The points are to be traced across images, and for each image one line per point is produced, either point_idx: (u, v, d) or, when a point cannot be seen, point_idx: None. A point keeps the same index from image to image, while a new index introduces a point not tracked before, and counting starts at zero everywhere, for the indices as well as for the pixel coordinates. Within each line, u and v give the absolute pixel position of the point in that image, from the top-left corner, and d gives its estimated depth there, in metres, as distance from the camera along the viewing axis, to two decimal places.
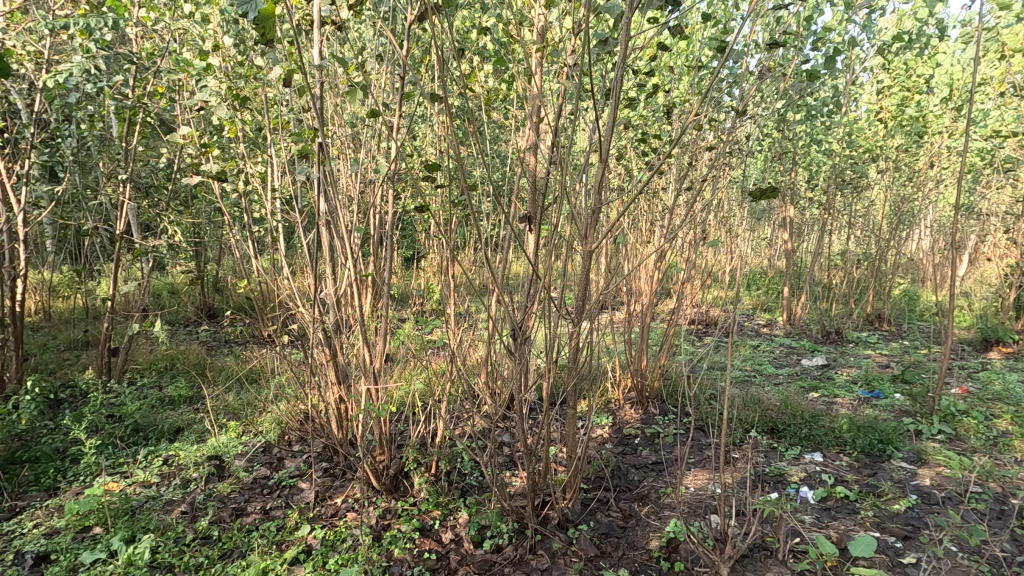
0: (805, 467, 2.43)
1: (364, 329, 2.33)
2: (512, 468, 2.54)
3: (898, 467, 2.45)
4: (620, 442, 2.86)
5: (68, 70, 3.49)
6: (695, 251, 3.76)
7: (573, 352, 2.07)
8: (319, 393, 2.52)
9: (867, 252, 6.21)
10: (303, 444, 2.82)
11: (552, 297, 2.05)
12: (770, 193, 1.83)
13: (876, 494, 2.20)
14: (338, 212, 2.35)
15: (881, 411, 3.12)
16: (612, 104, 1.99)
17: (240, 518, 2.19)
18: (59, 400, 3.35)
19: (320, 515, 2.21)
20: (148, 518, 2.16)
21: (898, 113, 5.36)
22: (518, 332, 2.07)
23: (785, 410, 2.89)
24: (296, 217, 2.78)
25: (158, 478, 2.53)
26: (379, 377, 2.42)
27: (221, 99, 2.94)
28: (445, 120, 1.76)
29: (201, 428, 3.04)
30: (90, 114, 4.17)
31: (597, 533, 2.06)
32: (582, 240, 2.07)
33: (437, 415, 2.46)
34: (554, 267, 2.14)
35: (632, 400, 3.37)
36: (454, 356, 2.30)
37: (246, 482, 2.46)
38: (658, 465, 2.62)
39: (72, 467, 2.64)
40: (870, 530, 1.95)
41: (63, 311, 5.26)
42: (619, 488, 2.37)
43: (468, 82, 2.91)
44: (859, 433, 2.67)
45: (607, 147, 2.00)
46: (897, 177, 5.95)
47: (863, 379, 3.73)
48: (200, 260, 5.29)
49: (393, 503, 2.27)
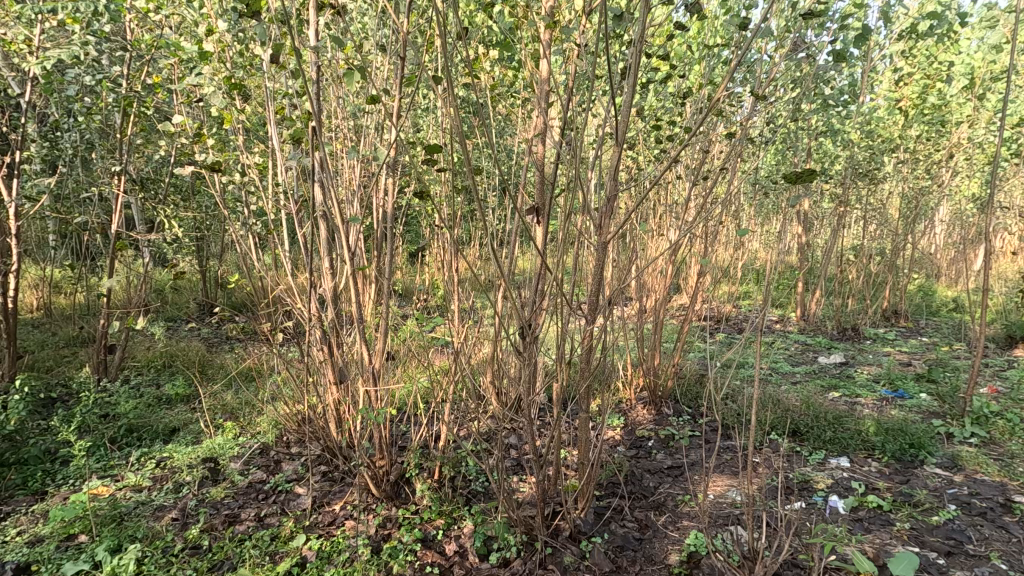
0: (832, 474, 2.29)
1: (363, 326, 2.20)
2: (520, 473, 2.42)
3: (932, 474, 2.30)
4: (633, 445, 2.72)
5: (60, 58, 3.36)
6: (709, 245, 3.61)
7: (587, 351, 1.93)
8: (317, 394, 2.39)
9: (884, 247, 6.02)
10: (301, 446, 2.70)
11: (564, 291, 1.91)
12: (807, 176, 1.67)
13: (912, 503, 2.06)
14: (335, 203, 2.22)
15: (907, 412, 2.97)
16: (629, 84, 1.84)
17: (233, 526, 2.08)
18: (52, 399, 3.26)
19: (317, 523, 2.10)
20: (136, 525, 2.06)
21: (919, 101, 5.18)
22: (527, 330, 1.93)
23: (807, 411, 2.76)
24: (293, 207, 2.65)
25: (150, 482, 2.42)
26: (380, 377, 2.30)
27: (215, 86, 2.80)
28: (451, 100, 1.62)
29: (197, 429, 2.94)
30: (86, 105, 4.05)
31: (612, 546, 1.93)
32: (597, 230, 1.91)
33: (441, 418, 2.33)
34: (566, 260, 2.00)
35: (644, 399, 3.24)
36: (459, 355, 2.17)
37: (242, 487, 2.35)
38: (675, 470, 2.48)
39: (62, 469, 2.54)
40: (909, 545, 1.80)
41: (63, 307, 5.18)
42: (634, 495, 2.24)
43: (473, 66, 2.76)
44: (889, 437, 2.52)
45: (624, 131, 1.85)
46: (915, 168, 5.76)
47: (885, 378, 3.57)
48: (201, 256, 5.20)
49: (394, 510, 2.15)
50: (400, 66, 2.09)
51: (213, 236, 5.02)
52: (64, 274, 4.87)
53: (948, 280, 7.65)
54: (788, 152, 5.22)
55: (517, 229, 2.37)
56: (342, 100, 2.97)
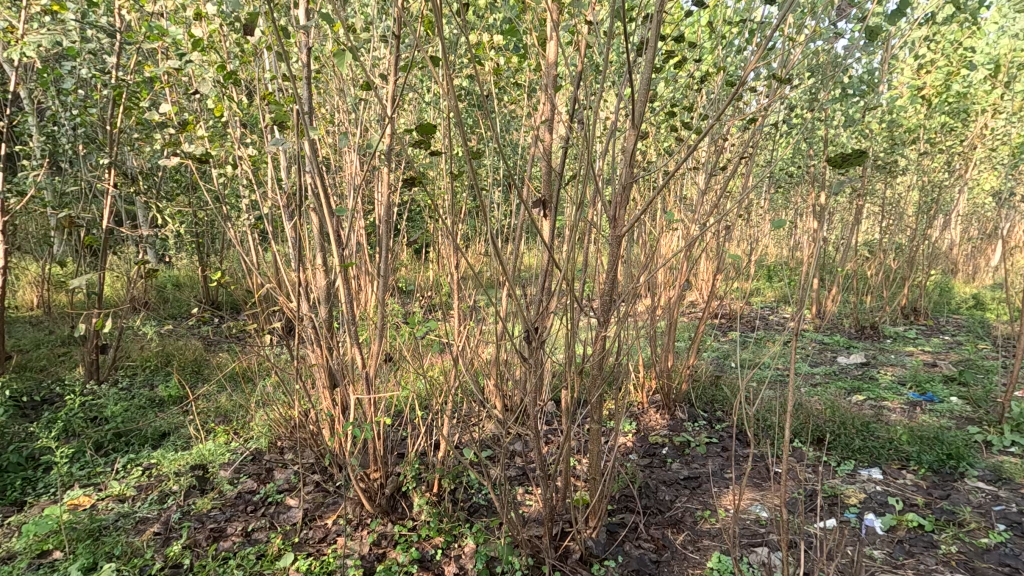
0: (864, 487, 2.13)
1: (355, 329, 2.02)
2: (525, 485, 2.27)
3: (975, 488, 2.13)
4: (647, 454, 2.57)
5: (45, 46, 3.19)
6: (726, 241, 3.40)
7: (599, 357, 1.75)
8: (309, 400, 2.23)
9: (901, 243, 5.80)
10: (295, 452, 2.56)
11: (573, 291, 1.73)
12: (855, 158, 1.49)
13: (957, 523, 1.89)
14: (324, 192, 2.04)
15: (940, 418, 2.79)
16: (649, 57, 1.62)
17: (217, 542, 1.95)
18: (40, 402, 3.14)
19: (307, 540, 1.96)
20: (115, 541, 1.93)
21: (944, 89, 4.91)
22: (532, 333, 1.76)
23: (833, 417, 2.59)
24: (283, 201, 2.47)
25: (135, 491, 2.29)
26: (374, 384, 2.10)
27: (205, 71, 2.60)
28: (449, 79, 1.44)
29: (188, 433, 2.81)
30: (81, 98, 3.87)
31: (627, 571, 1.77)
32: (611, 224, 1.70)
33: (441, 426, 2.17)
34: (575, 256, 1.82)
35: (657, 403, 3.07)
36: (458, 360, 2.00)
37: (230, 498, 2.22)
38: (691, 481, 2.32)
39: (43, 477, 2.43)
40: (958, 573, 1.64)
41: (62, 304, 5.07)
42: (649, 510, 2.09)
43: (476, 51, 2.56)
44: (923, 447, 2.36)
45: (641, 113, 1.65)
46: (936, 160, 5.51)
47: (912, 380, 3.39)
48: (200, 253, 5.08)
49: (389, 526, 2.01)
50: (396, 44, 1.89)
51: (211, 234, 4.88)
52: (59, 271, 4.75)
53: (964, 278, 7.44)
54: (802, 143, 4.97)
55: (522, 224, 2.20)
56: (338, 87, 2.79)
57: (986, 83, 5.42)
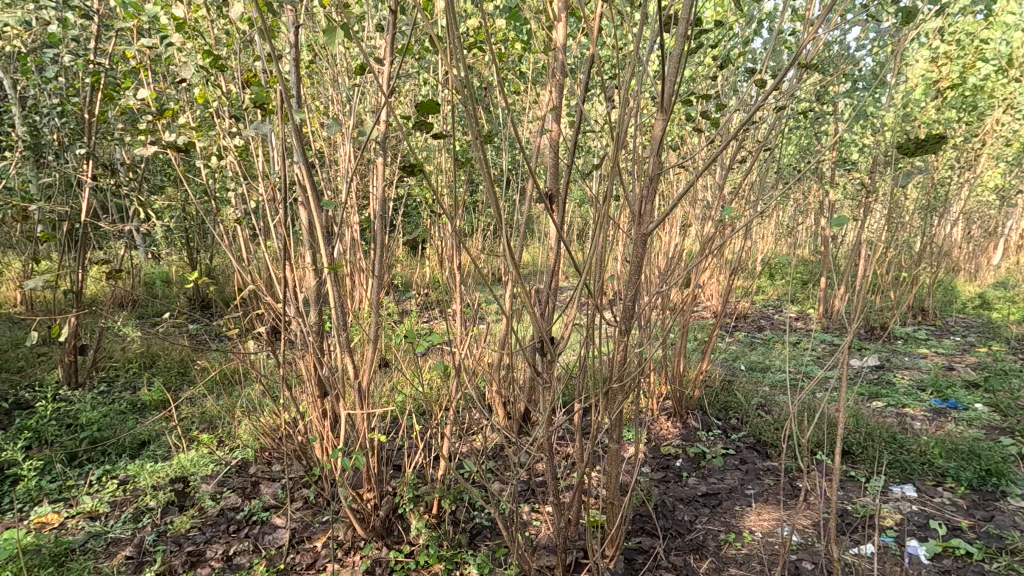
0: (900, 507, 2.00)
1: (347, 337, 1.81)
2: (531, 502, 2.12)
3: (1019, 509, 2.00)
4: (660, 466, 2.41)
5: (17, 26, 2.92)
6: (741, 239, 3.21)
7: (619, 373, 1.58)
8: (297, 411, 2.05)
9: (911, 241, 5.67)
10: (284, 463, 2.39)
11: (592, 298, 1.54)
12: (931, 145, 1.29)
13: (1009, 551, 1.76)
14: (310, 182, 1.82)
15: (969, 428, 2.66)
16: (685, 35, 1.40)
17: (194, 569, 1.79)
18: (13, 407, 2.95)
19: (295, 566, 1.81)
20: (81, 566, 1.76)
21: (962, 83, 4.75)
22: (547, 346, 1.58)
23: (858, 428, 2.46)
24: (266, 193, 2.23)
25: (108, 507, 2.12)
26: (368, 395, 1.89)
27: (187, 53, 2.34)
28: (457, 57, 1.23)
29: (169, 441, 2.63)
30: (63, 86, 3.60)
31: None
32: (636, 222, 1.50)
33: (441, 441, 2.00)
34: (596, 255, 1.62)
35: (667, 409, 2.91)
36: (462, 371, 1.81)
37: (211, 515, 2.06)
38: (710, 499, 2.18)
39: (10, 491, 2.26)
40: None
41: (43, 301, 4.85)
42: (668, 532, 1.94)
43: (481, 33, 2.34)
44: (958, 462, 2.24)
45: (671, 93, 1.44)
46: (948, 157, 5.36)
47: (931, 385, 3.25)
48: (187, 250, 4.86)
49: (385, 550, 1.86)
50: (393, 20, 1.67)
51: (198, 229, 4.66)
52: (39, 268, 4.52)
53: (966, 276, 7.37)
54: (816, 139, 4.78)
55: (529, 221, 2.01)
56: (331, 74, 2.58)
57: (1002, 76, 5.27)
